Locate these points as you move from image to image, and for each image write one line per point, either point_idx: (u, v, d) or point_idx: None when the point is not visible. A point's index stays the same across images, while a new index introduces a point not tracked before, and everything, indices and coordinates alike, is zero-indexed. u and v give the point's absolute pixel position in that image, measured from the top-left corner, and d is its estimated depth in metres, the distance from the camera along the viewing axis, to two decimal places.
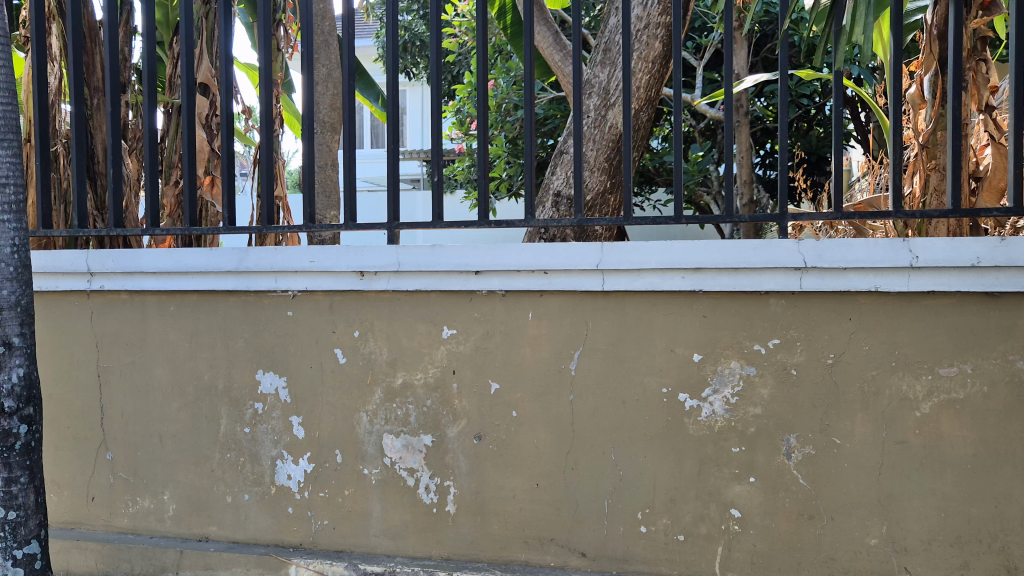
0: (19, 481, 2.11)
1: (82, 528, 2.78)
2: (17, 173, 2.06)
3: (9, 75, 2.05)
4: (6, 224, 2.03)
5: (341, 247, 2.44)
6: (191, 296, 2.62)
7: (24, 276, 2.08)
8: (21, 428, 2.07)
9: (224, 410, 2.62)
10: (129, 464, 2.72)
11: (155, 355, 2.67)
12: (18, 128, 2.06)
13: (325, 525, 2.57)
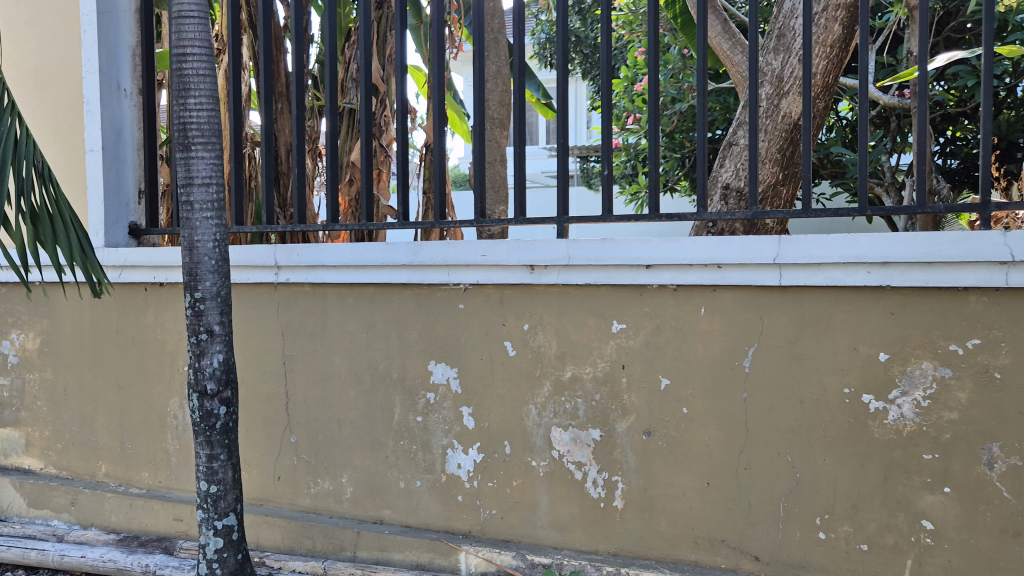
0: (219, 458, 2.29)
1: (269, 505, 2.97)
2: (219, 174, 2.22)
3: (212, 82, 2.20)
4: (208, 221, 2.19)
5: (511, 241, 2.48)
6: (368, 289, 2.74)
7: (224, 268, 2.24)
8: (221, 410, 2.25)
9: (399, 399, 2.73)
10: (311, 447, 2.88)
11: (335, 345, 2.81)
12: (220, 131, 2.21)
13: (493, 514, 2.62)
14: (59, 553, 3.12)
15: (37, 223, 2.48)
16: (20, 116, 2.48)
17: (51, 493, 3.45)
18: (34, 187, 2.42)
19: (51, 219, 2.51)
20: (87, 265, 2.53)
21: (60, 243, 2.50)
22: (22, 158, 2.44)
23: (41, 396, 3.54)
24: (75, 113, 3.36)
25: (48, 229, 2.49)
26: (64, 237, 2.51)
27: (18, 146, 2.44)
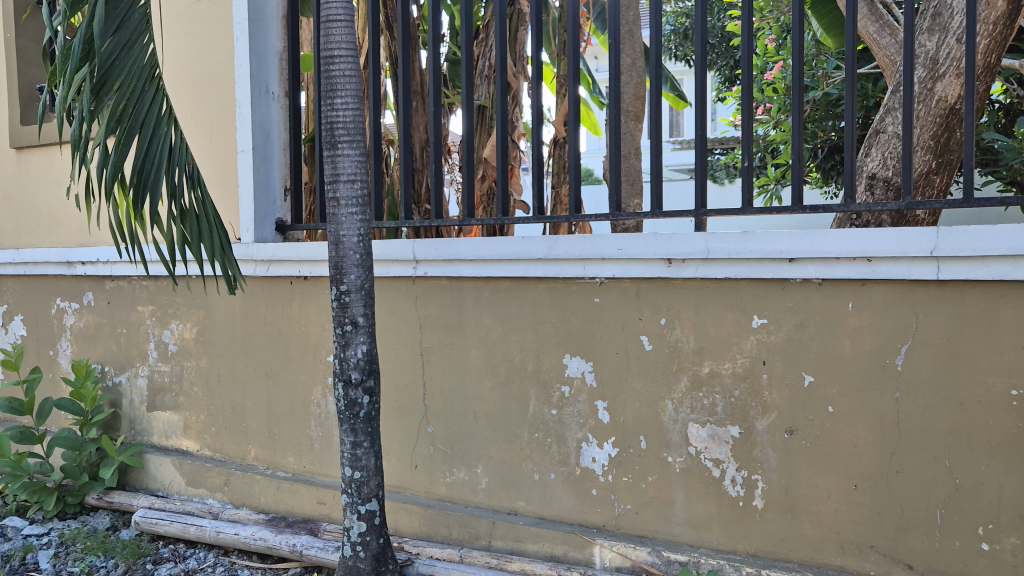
0: (363, 445, 2.38)
1: (406, 492, 3.06)
2: (363, 171, 2.30)
3: (357, 83, 2.28)
4: (353, 216, 2.28)
5: (649, 235, 2.45)
6: (504, 282, 2.78)
7: (368, 262, 2.32)
8: (365, 399, 2.34)
9: (534, 391, 2.75)
10: (448, 437, 2.95)
11: (471, 338, 2.87)
12: (364, 129, 2.29)
13: (628, 509, 2.61)
14: (215, 529, 3.32)
15: (188, 226, 2.51)
16: (176, 124, 2.50)
17: (207, 473, 3.68)
18: (185, 192, 2.44)
19: (202, 222, 2.54)
20: (234, 266, 2.53)
21: (210, 244, 2.53)
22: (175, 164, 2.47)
23: (197, 382, 3.78)
24: (227, 116, 3.55)
25: (198, 232, 2.51)
26: (213, 239, 2.53)
27: (171, 153, 2.47)
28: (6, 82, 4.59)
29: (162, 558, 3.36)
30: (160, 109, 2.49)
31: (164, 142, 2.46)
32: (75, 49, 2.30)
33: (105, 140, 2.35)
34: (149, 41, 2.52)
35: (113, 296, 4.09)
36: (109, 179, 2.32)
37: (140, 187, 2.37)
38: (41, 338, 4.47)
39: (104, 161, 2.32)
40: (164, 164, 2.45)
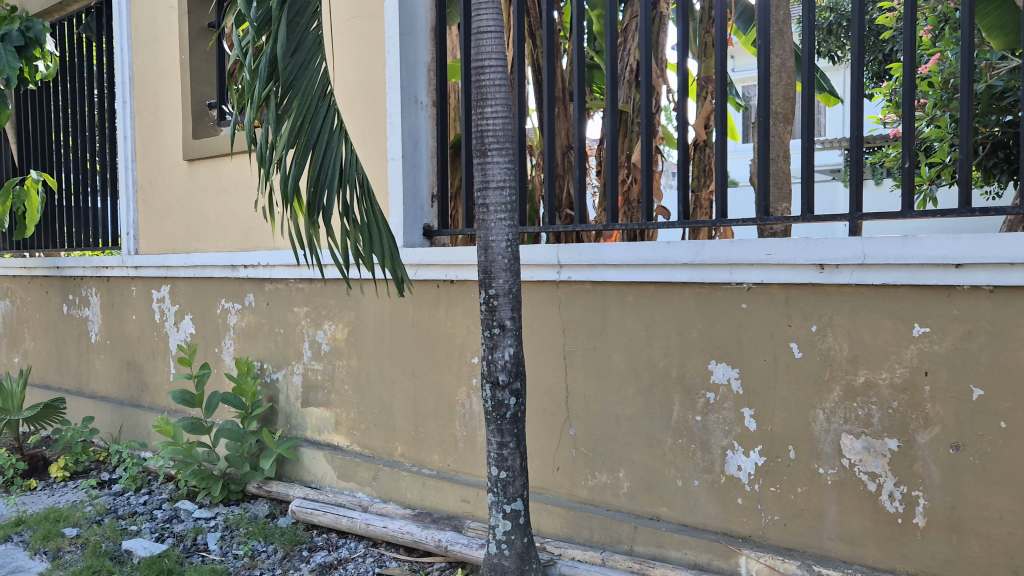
0: (509, 445, 2.43)
1: (548, 493, 3.11)
2: (512, 178, 2.36)
3: (506, 92, 2.34)
4: (502, 222, 2.34)
5: (800, 239, 2.38)
6: (648, 287, 2.77)
7: (516, 266, 2.38)
8: (512, 400, 2.39)
9: (678, 397, 2.73)
10: (589, 440, 2.97)
11: (614, 342, 2.88)
12: (513, 137, 2.35)
13: (776, 520, 2.55)
14: (365, 521, 3.47)
15: (360, 234, 2.60)
16: (347, 137, 2.61)
17: (357, 467, 3.86)
18: (354, 202, 2.53)
19: (372, 230, 2.62)
20: (402, 272, 2.60)
21: (379, 251, 2.60)
22: (346, 176, 2.57)
23: (348, 380, 3.97)
24: (379, 128, 3.72)
25: (368, 239, 2.60)
26: (383, 246, 2.60)
27: (343, 166, 2.57)
28: (180, 100, 4.97)
29: (317, 546, 3.55)
30: (333, 123, 2.60)
31: (336, 155, 2.57)
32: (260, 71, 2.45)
33: (284, 154, 2.50)
34: (321, 62, 2.63)
35: (272, 297, 4.35)
36: (286, 191, 2.47)
37: (315, 202, 2.51)
38: (209, 337, 4.81)
39: (283, 173, 2.48)
40: (336, 176, 2.55)
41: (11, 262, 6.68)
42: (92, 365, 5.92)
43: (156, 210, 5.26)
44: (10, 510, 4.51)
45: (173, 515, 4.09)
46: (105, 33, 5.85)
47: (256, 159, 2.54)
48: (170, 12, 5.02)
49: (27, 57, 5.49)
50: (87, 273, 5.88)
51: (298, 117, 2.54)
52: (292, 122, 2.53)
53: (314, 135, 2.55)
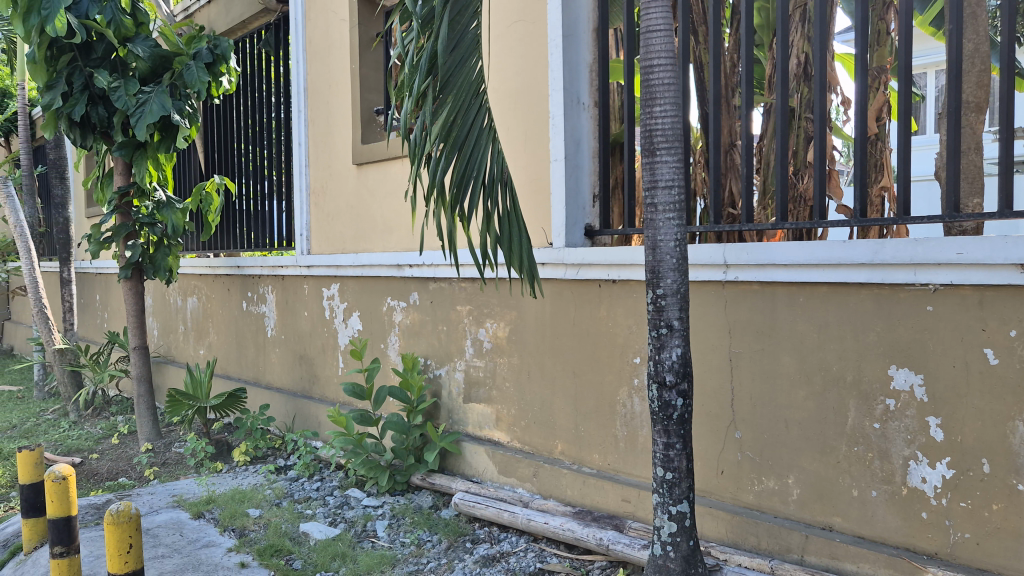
0: (675, 446, 2.40)
1: (712, 497, 3.05)
2: (680, 177, 2.33)
3: (675, 91, 2.31)
4: (671, 221, 2.32)
5: (996, 238, 2.22)
6: (822, 288, 2.67)
7: (685, 266, 2.35)
8: (679, 401, 2.36)
9: (854, 403, 2.62)
10: (756, 444, 2.90)
11: (784, 344, 2.79)
12: (683, 135, 2.32)
13: (966, 538, 2.39)
14: (526, 516, 3.53)
15: (498, 233, 2.63)
16: (496, 136, 2.62)
17: (517, 464, 3.93)
18: (493, 203, 2.55)
19: (512, 230, 2.62)
20: (534, 274, 2.60)
21: (514, 250, 2.61)
22: (488, 174, 2.59)
23: (509, 378, 4.05)
24: (542, 130, 3.78)
25: (507, 239, 2.61)
26: (519, 246, 2.61)
27: (488, 165, 2.59)
28: (350, 108, 5.24)
29: (479, 538, 3.64)
30: (484, 122, 2.62)
31: (483, 154, 2.59)
32: (416, 68, 2.53)
33: (432, 151, 2.58)
34: (476, 60, 2.66)
35: (436, 296, 4.51)
36: (429, 186, 2.55)
37: (456, 199, 2.56)
38: (375, 333, 5.04)
39: (429, 168, 2.56)
40: (480, 175, 2.58)
41: (198, 262, 7.25)
42: (269, 358, 6.33)
43: (327, 213, 5.56)
44: (200, 490, 4.90)
45: (343, 502, 4.32)
46: (282, 48, 6.24)
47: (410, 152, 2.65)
48: (342, 24, 5.30)
49: (214, 72, 5.92)
50: (264, 272, 6.30)
51: (449, 114, 2.60)
52: (442, 119, 2.59)
53: (463, 133, 2.60)
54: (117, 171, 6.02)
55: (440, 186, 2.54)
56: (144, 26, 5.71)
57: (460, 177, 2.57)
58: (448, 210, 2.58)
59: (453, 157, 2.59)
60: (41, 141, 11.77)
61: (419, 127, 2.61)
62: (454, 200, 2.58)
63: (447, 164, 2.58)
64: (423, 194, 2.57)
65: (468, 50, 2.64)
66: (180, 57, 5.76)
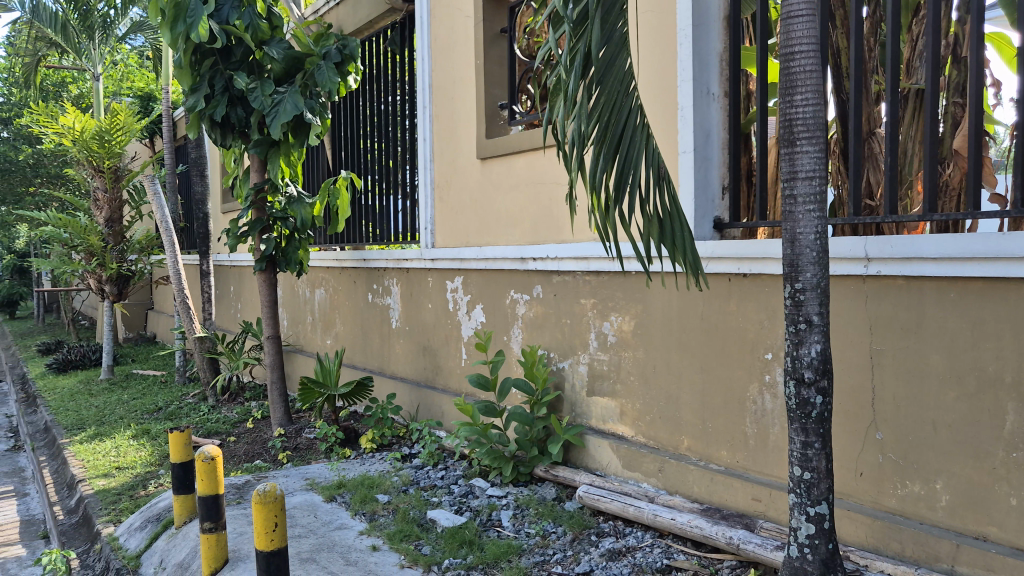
0: (814, 446, 2.32)
1: (851, 500, 2.94)
2: (822, 168, 2.25)
3: (819, 79, 2.23)
4: (811, 212, 2.25)
5: None
6: (975, 283, 2.52)
7: (825, 260, 2.27)
8: (818, 399, 2.27)
9: (1012, 406, 2.46)
10: (900, 447, 2.78)
11: (932, 342, 2.66)
12: (825, 124, 2.23)
13: None
14: (653, 511, 3.50)
15: (657, 228, 2.60)
16: (650, 133, 2.59)
17: (642, 458, 3.91)
18: (654, 199, 2.53)
19: (672, 225, 2.60)
20: (699, 268, 2.56)
21: (677, 245, 2.59)
22: (646, 171, 2.56)
23: (634, 371, 4.02)
24: (670, 122, 3.72)
25: (668, 234, 2.59)
26: (681, 241, 2.58)
27: (646, 162, 2.57)
28: (475, 103, 5.32)
29: (604, 532, 3.64)
30: (637, 119, 2.60)
31: (640, 152, 2.57)
32: (571, 69, 2.50)
33: (589, 152, 2.57)
34: (627, 57, 2.62)
35: (560, 289, 4.53)
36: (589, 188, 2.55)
37: (617, 197, 2.54)
38: (498, 325, 5.10)
39: (587, 169, 2.54)
40: (638, 173, 2.56)
41: (325, 255, 7.52)
42: (393, 348, 6.51)
43: (451, 206, 5.67)
44: (332, 474, 5.11)
45: (468, 491, 4.40)
46: (407, 45, 6.39)
47: (563, 156, 2.64)
48: (466, 20, 5.38)
49: (343, 71, 6.06)
50: (389, 265, 6.48)
51: (603, 114, 2.58)
52: (597, 120, 2.57)
53: (618, 132, 2.58)
54: (253, 168, 6.33)
55: (599, 187, 2.54)
56: (279, 29, 5.96)
57: (617, 176, 2.56)
58: (607, 210, 2.57)
59: (608, 157, 2.58)
60: (182, 141, 12.50)
61: (573, 129, 2.59)
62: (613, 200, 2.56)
63: (603, 163, 2.57)
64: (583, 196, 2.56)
65: (621, 48, 2.60)
66: (311, 57, 5.97)
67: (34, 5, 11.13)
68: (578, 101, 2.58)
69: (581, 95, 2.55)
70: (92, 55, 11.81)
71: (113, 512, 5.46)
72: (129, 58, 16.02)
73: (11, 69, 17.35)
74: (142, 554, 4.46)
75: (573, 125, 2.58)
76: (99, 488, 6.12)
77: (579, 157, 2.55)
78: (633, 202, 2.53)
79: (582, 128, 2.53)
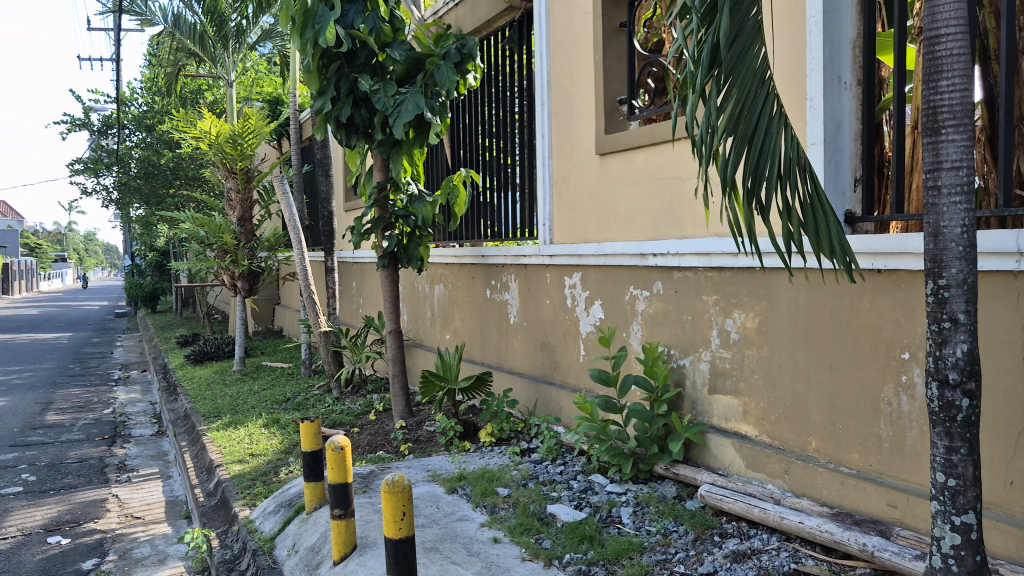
0: (959, 451, 2.20)
1: (999, 510, 2.77)
2: (969, 157, 2.12)
3: (968, 63, 2.11)
4: (957, 205, 2.13)
5: None
6: None
7: (973, 254, 2.15)
8: (963, 402, 2.15)
9: None
10: None
11: None
12: (974, 110, 2.10)
13: None
14: (779, 514, 3.40)
15: (799, 220, 2.53)
16: (787, 122, 2.51)
17: (767, 459, 3.81)
18: (794, 191, 2.45)
19: (816, 214, 2.52)
20: (849, 258, 2.44)
21: (822, 236, 2.50)
22: (784, 162, 2.49)
23: (758, 370, 3.92)
24: (800, 113, 3.60)
25: (810, 224, 2.51)
26: (826, 231, 2.48)
27: (784, 153, 2.50)
28: (594, 99, 5.30)
29: (728, 533, 3.57)
30: (772, 109, 2.52)
31: (777, 143, 2.49)
32: (701, 63, 2.45)
33: (721, 145, 2.53)
34: (760, 45, 2.54)
35: (681, 285, 4.46)
36: (723, 184, 2.51)
37: (754, 192, 2.48)
38: (618, 321, 5.07)
39: (721, 164, 2.50)
40: (776, 165, 2.49)
41: (445, 252, 7.67)
42: (511, 344, 6.58)
43: (569, 203, 5.67)
44: (453, 466, 5.21)
45: (587, 487, 4.40)
46: (525, 43, 6.44)
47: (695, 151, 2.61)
48: (585, 16, 5.37)
49: (463, 71, 6.12)
50: (508, 262, 6.55)
51: (735, 106, 2.52)
52: (729, 113, 2.51)
53: (752, 125, 2.52)
54: (376, 168, 6.52)
55: (732, 182, 2.49)
56: (400, 31, 6.12)
57: (753, 169, 2.50)
58: (743, 205, 2.51)
59: (743, 151, 2.52)
60: (309, 141, 13.01)
61: (706, 124, 2.55)
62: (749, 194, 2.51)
63: (738, 158, 2.51)
64: (717, 192, 2.52)
65: (753, 36, 2.51)
66: (431, 57, 6.09)
67: (176, 17, 11.86)
68: (710, 96, 2.53)
69: (712, 89, 2.50)
70: (227, 63, 12.38)
71: (248, 496, 5.76)
72: (259, 64, 16.81)
73: (154, 79, 18.51)
74: (276, 537, 4.68)
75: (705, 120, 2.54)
76: (234, 472, 6.46)
77: (711, 152, 2.51)
78: (770, 194, 2.46)
79: (713, 124, 2.49)
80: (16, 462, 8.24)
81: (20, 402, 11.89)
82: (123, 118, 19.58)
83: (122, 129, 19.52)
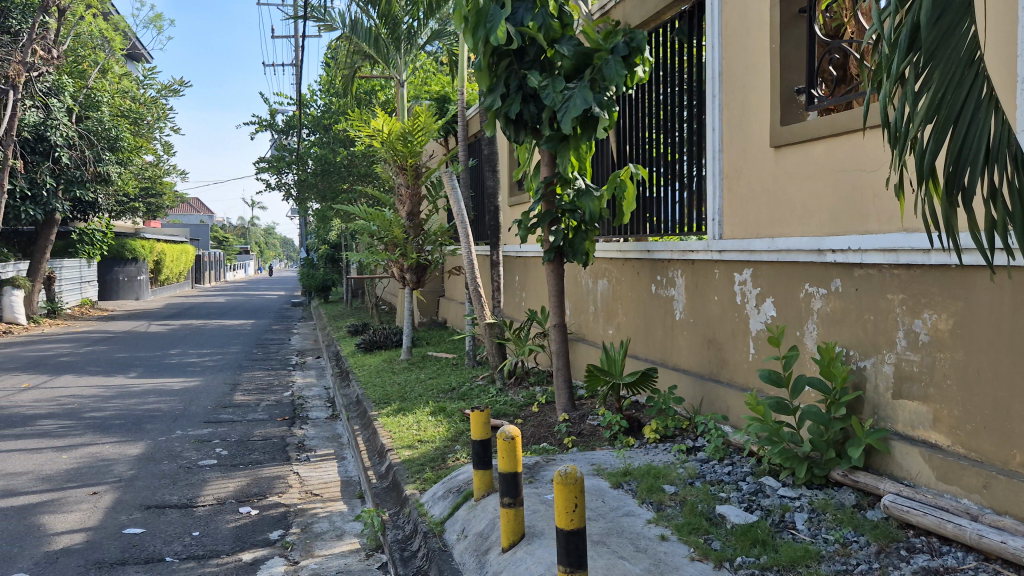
0: None
1: None
2: None
3: None
4: None
5: None
6: None
7: None
8: None
9: None
10: None
11: None
12: None
13: None
14: (977, 531, 3.17)
15: (1006, 212, 2.32)
16: (997, 107, 2.33)
17: (962, 472, 3.56)
18: (1000, 181, 2.27)
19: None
20: None
21: None
22: (992, 150, 2.30)
23: (951, 375, 3.66)
24: (1011, 97, 3.33)
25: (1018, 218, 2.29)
26: None
27: (990, 141, 2.31)
28: (769, 89, 5.12)
29: (916, 547, 3.36)
30: (980, 94, 2.34)
31: (982, 130, 2.31)
32: (900, 43, 2.34)
33: (919, 132, 2.37)
34: (969, 25, 2.37)
35: (862, 283, 4.23)
36: (919, 173, 2.36)
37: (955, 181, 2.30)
38: (791, 320, 4.88)
39: (919, 152, 2.34)
40: (982, 154, 2.30)
41: (609, 246, 7.67)
42: (676, 340, 6.47)
43: (741, 197, 5.50)
44: (618, 462, 5.20)
45: (758, 489, 4.26)
46: (696, 32, 6.30)
47: (888, 138, 2.48)
48: (761, 3, 5.19)
49: (631, 64, 6.04)
50: (674, 257, 6.45)
51: (936, 91, 2.37)
52: (931, 96, 2.36)
53: (955, 111, 2.34)
54: (543, 163, 6.62)
55: (931, 171, 2.33)
56: (569, 27, 6.14)
57: (954, 158, 2.33)
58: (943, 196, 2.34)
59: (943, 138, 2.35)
60: (475, 137, 13.30)
61: (902, 110, 2.40)
62: (948, 184, 2.34)
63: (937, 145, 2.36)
64: (913, 181, 2.37)
65: (961, 15, 2.36)
66: (599, 53, 6.02)
67: (353, 22, 12.49)
68: (907, 81, 2.39)
69: (910, 72, 2.37)
70: (399, 64, 12.83)
71: (419, 480, 6.00)
72: (427, 64, 17.37)
73: (332, 81, 19.55)
74: (446, 521, 4.85)
75: (901, 107, 2.41)
76: (405, 457, 6.74)
77: (906, 140, 2.37)
78: (973, 184, 2.28)
79: (911, 109, 2.35)
80: (210, 437, 8.97)
81: (212, 382, 12.93)
82: (304, 119, 20.85)
83: (301, 129, 20.75)
